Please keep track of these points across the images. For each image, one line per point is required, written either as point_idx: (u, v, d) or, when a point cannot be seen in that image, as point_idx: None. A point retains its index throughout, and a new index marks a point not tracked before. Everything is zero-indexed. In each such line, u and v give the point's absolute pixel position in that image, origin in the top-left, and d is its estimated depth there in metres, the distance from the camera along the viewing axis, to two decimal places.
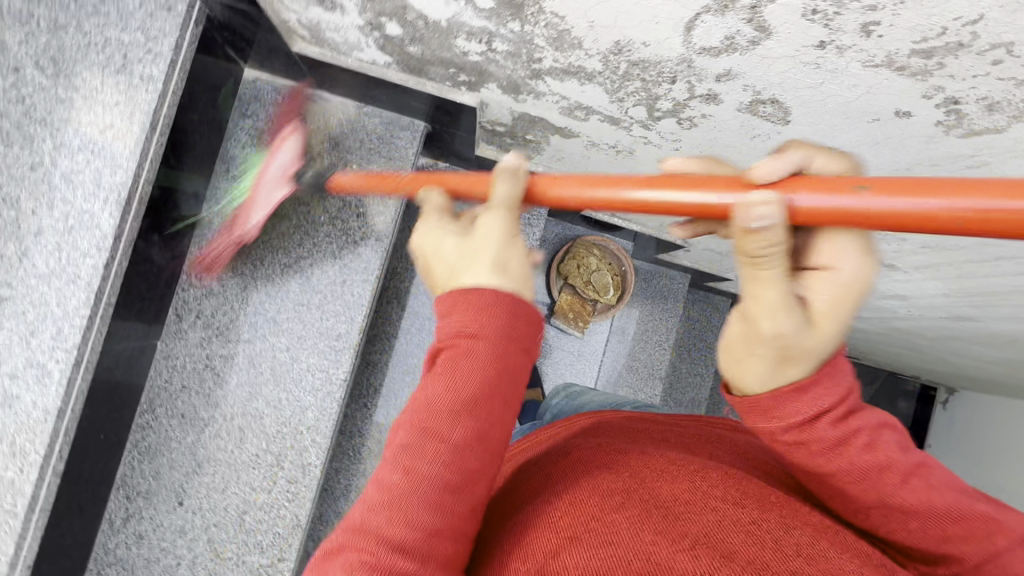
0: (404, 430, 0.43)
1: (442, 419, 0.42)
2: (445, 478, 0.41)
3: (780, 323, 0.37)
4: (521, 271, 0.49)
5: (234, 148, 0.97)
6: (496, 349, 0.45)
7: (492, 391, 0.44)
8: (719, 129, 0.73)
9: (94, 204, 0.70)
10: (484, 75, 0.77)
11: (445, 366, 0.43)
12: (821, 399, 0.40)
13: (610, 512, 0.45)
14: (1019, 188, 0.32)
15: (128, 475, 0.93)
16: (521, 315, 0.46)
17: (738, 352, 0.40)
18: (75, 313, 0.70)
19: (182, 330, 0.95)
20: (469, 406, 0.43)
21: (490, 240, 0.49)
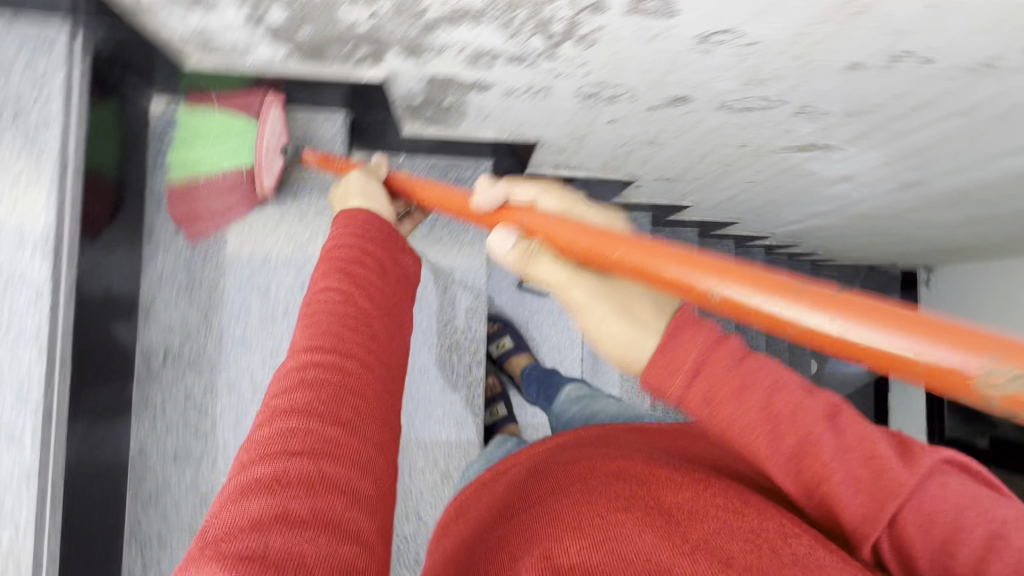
0: (298, 338, 0.54)
1: (334, 319, 0.55)
2: (337, 358, 0.52)
3: (596, 300, 0.51)
4: (381, 201, 0.75)
5: (158, 180, 0.96)
6: (347, 284, 0.59)
7: (355, 307, 0.57)
8: (618, 39, 0.75)
9: (25, 259, 0.70)
10: (381, 43, 0.78)
11: (325, 283, 0.58)
12: (698, 340, 0.45)
13: (615, 512, 0.48)
14: (932, 334, 0.34)
15: (136, 525, 0.93)
16: (377, 224, 0.68)
17: (614, 329, 0.48)
18: (33, 369, 0.69)
19: (154, 372, 0.94)
20: (330, 321, 0.55)
21: (358, 187, 0.75)
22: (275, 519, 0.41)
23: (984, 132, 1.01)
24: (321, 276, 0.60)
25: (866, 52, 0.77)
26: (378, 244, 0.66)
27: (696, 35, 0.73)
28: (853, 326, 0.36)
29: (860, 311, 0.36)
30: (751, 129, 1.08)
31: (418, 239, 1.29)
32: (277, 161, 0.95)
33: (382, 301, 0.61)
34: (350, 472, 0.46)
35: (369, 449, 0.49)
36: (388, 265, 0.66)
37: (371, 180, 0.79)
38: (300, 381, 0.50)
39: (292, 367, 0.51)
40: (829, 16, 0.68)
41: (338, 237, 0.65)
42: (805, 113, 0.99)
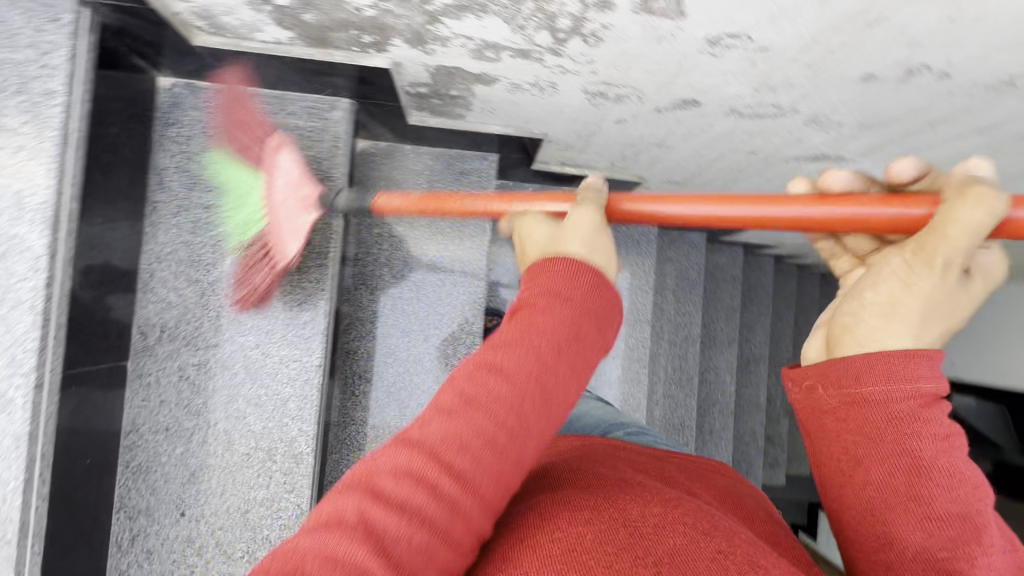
0: (475, 403, 0.43)
1: (514, 414, 0.43)
2: (489, 465, 0.42)
3: (897, 273, 0.48)
4: (607, 256, 0.54)
5: (162, 157, 0.96)
6: (554, 359, 0.45)
7: (518, 399, 0.43)
8: (626, 38, 0.73)
9: (23, 228, 0.70)
10: (386, 31, 0.77)
11: (535, 345, 0.45)
12: (928, 376, 0.45)
13: (576, 525, 0.46)
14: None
15: (127, 495, 0.94)
16: (599, 288, 0.50)
17: (881, 298, 0.47)
18: (26, 337, 0.70)
19: (149, 346, 0.95)
20: (504, 420, 0.43)
21: (581, 230, 0.54)
22: None
23: (1001, 152, 0.98)
24: (534, 331, 0.46)
25: (882, 64, 0.75)
26: (599, 307, 0.49)
27: (705, 37, 0.71)
28: (1015, 207, 0.48)
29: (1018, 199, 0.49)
30: (761, 136, 1.07)
31: (420, 231, 1.28)
32: (301, 220, 0.98)
33: (572, 393, 0.47)
34: (438, 560, 0.40)
35: (468, 543, 0.41)
36: (600, 338, 0.49)
37: (602, 218, 0.57)
38: (450, 460, 0.41)
39: (453, 450, 0.41)
40: (843, 25, 0.66)
41: (548, 267, 0.51)
42: (817, 123, 0.97)
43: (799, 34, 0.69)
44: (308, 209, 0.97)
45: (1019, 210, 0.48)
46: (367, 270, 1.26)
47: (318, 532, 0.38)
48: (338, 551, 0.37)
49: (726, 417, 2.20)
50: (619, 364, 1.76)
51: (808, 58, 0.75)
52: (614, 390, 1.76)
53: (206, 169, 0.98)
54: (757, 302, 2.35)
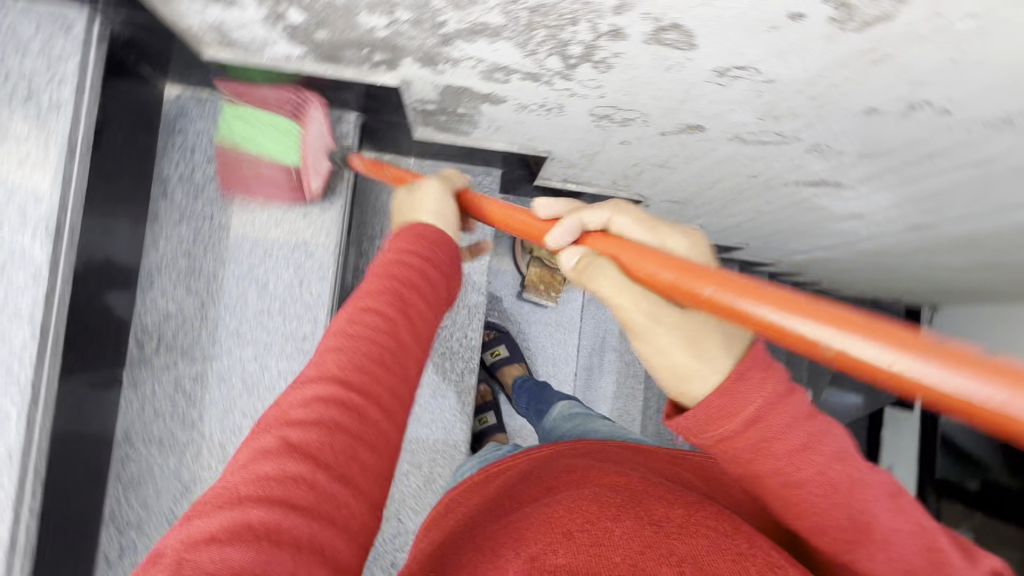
0: (333, 353, 0.49)
1: (370, 349, 0.49)
2: (368, 402, 0.47)
3: (697, 329, 0.44)
4: (454, 224, 0.67)
5: (166, 166, 0.96)
6: (393, 309, 0.52)
7: (395, 341, 0.51)
8: (636, 66, 0.74)
9: (25, 239, 0.70)
10: (398, 51, 0.78)
11: (371, 304, 0.52)
12: (757, 388, 0.42)
13: (606, 519, 0.47)
14: (971, 369, 0.28)
15: (117, 509, 0.93)
16: (437, 247, 0.60)
17: (666, 364, 0.44)
18: (24, 348, 0.69)
19: (146, 356, 0.94)
20: (365, 355, 0.49)
21: (431, 201, 0.66)
22: (259, 536, 0.39)
23: (997, 185, 0.99)
24: (366, 297, 0.53)
25: (886, 99, 0.76)
26: (435, 267, 0.59)
27: (713, 68, 0.73)
28: (903, 359, 0.30)
29: (909, 350, 0.30)
30: (764, 161, 1.08)
31: None
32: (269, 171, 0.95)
33: (422, 337, 0.54)
34: (347, 502, 0.44)
35: (372, 477, 0.46)
36: (436, 288, 0.57)
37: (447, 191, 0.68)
38: (324, 405, 0.46)
39: (323, 396, 0.46)
40: (849, 62, 0.67)
41: (392, 250, 0.59)
42: (818, 152, 0.99)
43: (805, 68, 0.70)
44: (323, 156, 0.98)
45: (983, 382, 0.28)
46: (367, 281, 1.26)
47: (209, 516, 0.41)
48: (237, 511, 0.40)
49: None
50: (615, 379, 1.76)
51: (812, 90, 0.76)
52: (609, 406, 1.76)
53: (210, 179, 0.97)
54: None
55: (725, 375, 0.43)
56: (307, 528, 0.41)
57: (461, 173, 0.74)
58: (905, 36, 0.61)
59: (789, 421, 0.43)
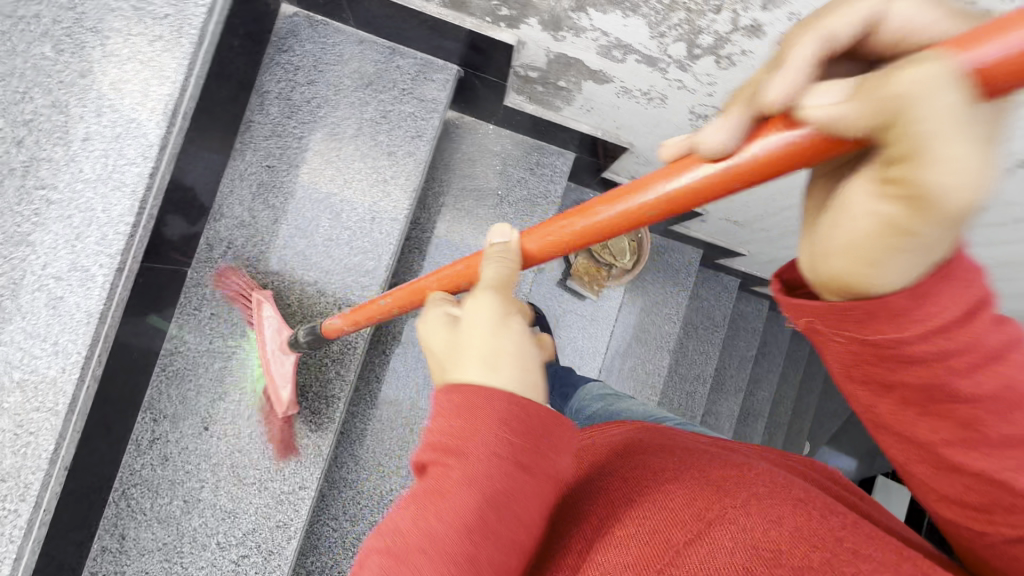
0: (387, 554, 0.35)
1: (446, 551, 0.34)
2: None
3: (928, 242, 0.28)
4: (520, 364, 0.40)
5: (267, 80, 0.97)
6: (490, 501, 0.35)
7: (477, 547, 0.34)
8: (758, 68, 0.75)
9: (141, 114, 0.71)
10: (526, 8, 0.79)
11: (455, 491, 0.34)
12: (956, 294, 0.32)
13: (662, 480, 0.46)
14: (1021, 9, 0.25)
15: (156, 398, 0.95)
16: (528, 414, 0.37)
17: (865, 260, 0.31)
18: (120, 220, 0.71)
19: (212, 258, 0.96)
20: (452, 559, 0.34)
21: (476, 337, 0.42)
22: None
23: None
24: (445, 477, 0.35)
25: None
26: (531, 428, 0.36)
27: None
28: (1006, 36, 0.25)
29: (1004, 21, 0.26)
30: None
31: (483, 210, 1.29)
32: (285, 360, 0.96)
33: (527, 525, 0.36)
34: None
35: None
36: (539, 459, 0.36)
37: (501, 302, 0.45)
38: None
39: None
40: None
41: (454, 405, 0.37)
42: None
43: None
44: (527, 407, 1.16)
45: None
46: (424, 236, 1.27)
47: None
48: None
49: None
50: (632, 385, 1.77)
51: None
52: None
53: (306, 101, 0.99)
54: (771, 358, 2.36)
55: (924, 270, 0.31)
56: None
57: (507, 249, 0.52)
58: None
59: (969, 300, 0.33)
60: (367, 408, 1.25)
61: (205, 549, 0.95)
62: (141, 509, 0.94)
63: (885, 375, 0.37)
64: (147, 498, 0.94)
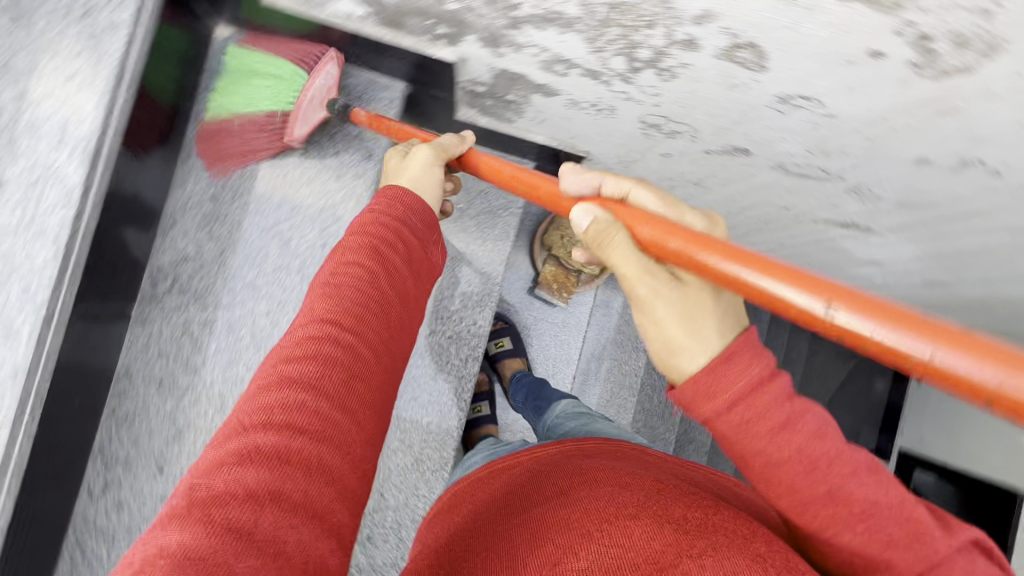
0: (321, 302, 0.58)
1: (356, 296, 0.58)
2: (355, 340, 0.56)
3: (693, 302, 0.49)
4: (432, 189, 0.73)
5: (205, 107, 0.94)
6: (372, 263, 0.61)
7: (375, 290, 0.60)
8: (700, 79, 0.74)
9: (61, 156, 0.68)
10: (463, 26, 0.77)
11: (353, 258, 0.61)
12: (739, 373, 0.45)
13: (624, 519, 0.49)
14: (998, 356, 0.38)
15: (106, 443, 0.91)
16: (419, 209, 0.69)
17: (659, 332, 0.49)
18: (44, 269, 0.68)
19: (158, 295, 0.93)
20: (354, 301, 0.58)
21: (414, 167, 0.73)
22: (270, 457, 0.49)
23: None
24: (352, 250, 0.62)
25: (940, 153, 0.75)
26: (414, 226, 0.67)
27: (777, 94, 0.72)
28: (909, 337, 0.41)
29: (918, 325, 0.41)
30: (799, 194, 1.07)
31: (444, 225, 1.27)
32: (317, 114, 0.94)
33: (403, 290, 0.63)
34: (342, 426, 0.53)
35: (368, 416, 0.56)
36: (418, 258, 0.67)
37: (434, 158, 0.75)
38: (316, 346, 0.55)
39: (315, 334, 0.56)
40: (914, 108, 0.67)
41: (375, 212, 0.66)
42: (859, 195, 0.98)
43: (868, 108, 0.70)
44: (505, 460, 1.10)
45: (958, 358, 0.40)
46: None
47: (212, 447, 0.51)
48: (242, 439, 0.49)
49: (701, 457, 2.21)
50: None
51: (869, 130, 0.76)
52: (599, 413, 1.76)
53: None
54: None
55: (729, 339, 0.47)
56: (314, 449, 0.50)
57: (461, 138, 0.80)
58: (975, 91, 0.60)
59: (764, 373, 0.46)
60: None
61: None
62: (96, 558, 0.90)
63: (735, 453, 0.47)
64: (103, 546, 0.91)
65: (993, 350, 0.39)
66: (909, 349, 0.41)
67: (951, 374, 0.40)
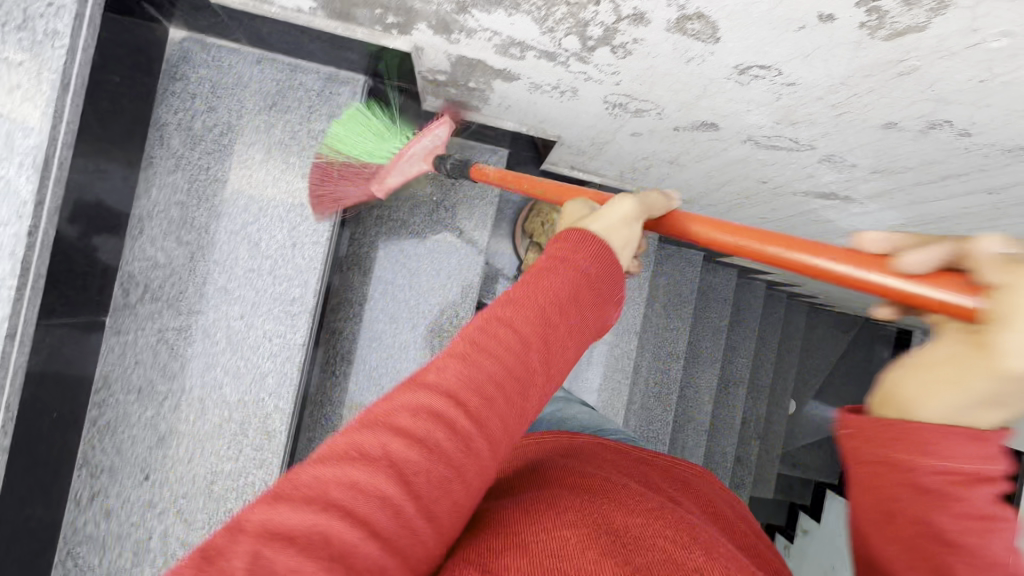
0: (457, 362, 0.43)
1: (496, 381, 0.42)
2: (472, 428, 0.41)
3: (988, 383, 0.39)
4: (623, 248, 0.58)
5: (164, 112, 0.93)
6: (537, 331, 0.46)
7: (520, 366, 0.44)
8: (655, 55, 0.72)
9: (9, 170, 0.67)
10: (412, 14, 0.76)
11: (510, 314, 0.46)
12: (978, 454, 0.41)
13: (561, 527, 0.45)
14: (943, 282, 0.45)
15: (90, 453, 0.92)
16: (606, 258, 0.54)
17: (950, 372, 0.41)
18: (2, 284, 0.68)
19: (130, 304, 0.93)
20: (490, 376, 0.42)
21: (612, 214, 0.58)
22: (334, 555, 0.33)
23: (1006, 215, 0.96)
24: (510, 306, 0.47)
25: (907, 116, 0.73)
26: (596, 285, 0.52)
27: (735, 65, 0.70)
28: (886, 279, 0.48)
29: (893, 270, 0.48)
30: (774, 167, 1.05)
31: (421, 218, 1.26)
32: (417, 166, 0.98)
33: (553, 366, 0.47)
34: (422, 534, 0.38)
35: (445, 518, 0.39)
36: (585, 318, 0.50)
37: (637, 209, 0.59)
38: (434, 425, 0.39)
39: (445, 408, 0.40)
40: (873, 71, 0.65)
41: (545, 258, 0.53)
42: (832, 163, 0.97)
43: (827, 74, 0.68)
44: None
45: (898, 280, 0.48)
46: (363, 250, 1.24)
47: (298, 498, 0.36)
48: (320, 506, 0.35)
49: (700, 435, 2.21)
50: (601, 372, 1.76)
51: (831, 96, 0.74)
52: (592, 398, 1.76)
53: (209, 130, 0.95)
54: (742, 325, 2.37)
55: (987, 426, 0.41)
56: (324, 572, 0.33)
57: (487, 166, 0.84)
58: (929, 49, 0.58)
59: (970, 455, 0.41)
60: (323, 433, 1.21)
61: None
62: (89, 566, 0.92)
63: (891, 506, 0.43)
64: (95, 555, 0.92)
65: (942, 277, 0.46)
66: (871, 277, 0.49)
67: (918, 296, 0.47)
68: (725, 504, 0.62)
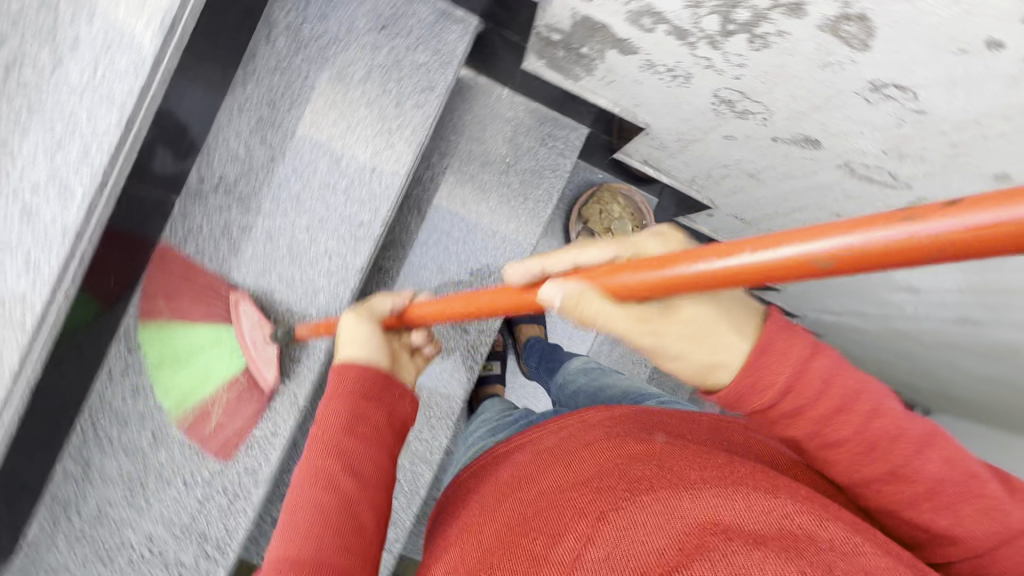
0: (322, 478, 0.57)
1: (345, 481, 0.57)
2: (345, 522, 0.56)
3: (704, 322, 0.45)
4: (372, 344, 0.69)
5: (277, 10, 0.92)
6: (348, 419, 0.60)
7: (364, 462, 0.59)
8: (792, 52, 0.71)
9: (137, 24, 0.68)
10: None
11: (330, 409, 0.61)
12: (786, 363, 0.44)
13: (637, 495, 0.48)
14: (919, 210, 0.33)
15: (132, 329, 0.92)
16: (370, 373, 0.65)
17: (683, 349, 0.45)
18: (105, 135, 0.68)
19: (202, 192, 0.92)
20: (348, 486, 0.57)
21: (348, 330, 0.70)
22: None
23: None
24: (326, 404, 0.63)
25: None
26: (375, 385, 0.64)
27: (871, 79, 0.69)
28: (836, 237, 0.36)
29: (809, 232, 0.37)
30: None
31: (487, 176, 1.22)
32: (268, 350, 0.94)
33: (381, 442, 0.61)
34: None
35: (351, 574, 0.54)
36: (383, 396, 0.64)
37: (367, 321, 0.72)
38: (319, 528, 0.55)
39: (317, 522, 0.55)
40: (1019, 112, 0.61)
41: (344, 382, 0.64)
42: None
43: (963, 109, 0.66)
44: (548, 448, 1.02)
45: (798, 243, 0.38)
46: (422, 195, 1.21)
47: None
48: None
49: None
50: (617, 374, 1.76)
51: (955, 132, 0.70)
52: None
53: (316, 38, 0.94)
54: None
55: (752, 342, 0.44)
56: None
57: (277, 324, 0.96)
58: None
59: (808, 350, 0.44)
60: None
61: (170, 484, 0.94)
62: (109, 437, 0.92)
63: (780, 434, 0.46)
64: (116, 428, 0.92)
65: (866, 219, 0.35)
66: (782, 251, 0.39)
67: (873, 252, 0.34)
68: (777, 446, 0.61)
